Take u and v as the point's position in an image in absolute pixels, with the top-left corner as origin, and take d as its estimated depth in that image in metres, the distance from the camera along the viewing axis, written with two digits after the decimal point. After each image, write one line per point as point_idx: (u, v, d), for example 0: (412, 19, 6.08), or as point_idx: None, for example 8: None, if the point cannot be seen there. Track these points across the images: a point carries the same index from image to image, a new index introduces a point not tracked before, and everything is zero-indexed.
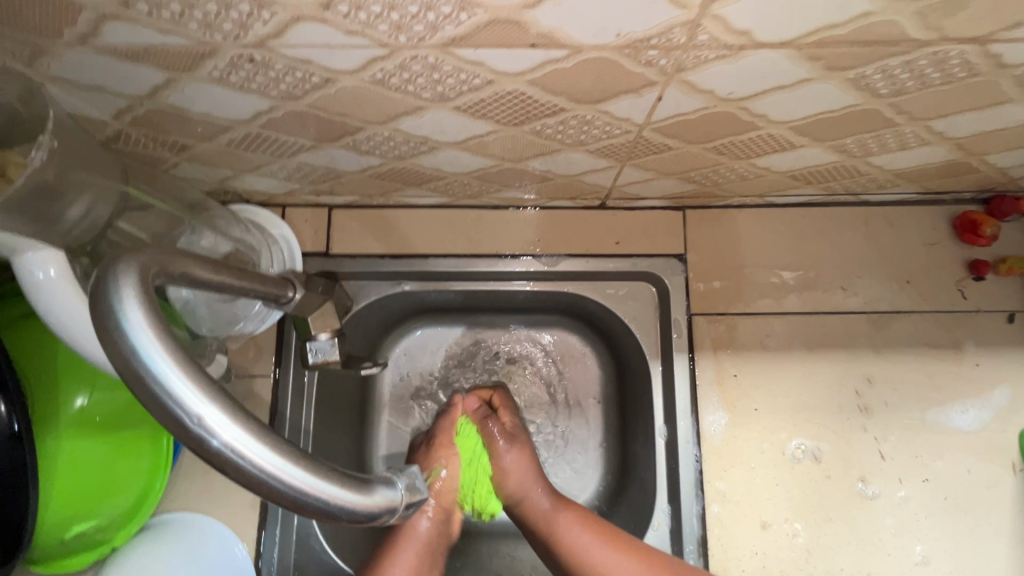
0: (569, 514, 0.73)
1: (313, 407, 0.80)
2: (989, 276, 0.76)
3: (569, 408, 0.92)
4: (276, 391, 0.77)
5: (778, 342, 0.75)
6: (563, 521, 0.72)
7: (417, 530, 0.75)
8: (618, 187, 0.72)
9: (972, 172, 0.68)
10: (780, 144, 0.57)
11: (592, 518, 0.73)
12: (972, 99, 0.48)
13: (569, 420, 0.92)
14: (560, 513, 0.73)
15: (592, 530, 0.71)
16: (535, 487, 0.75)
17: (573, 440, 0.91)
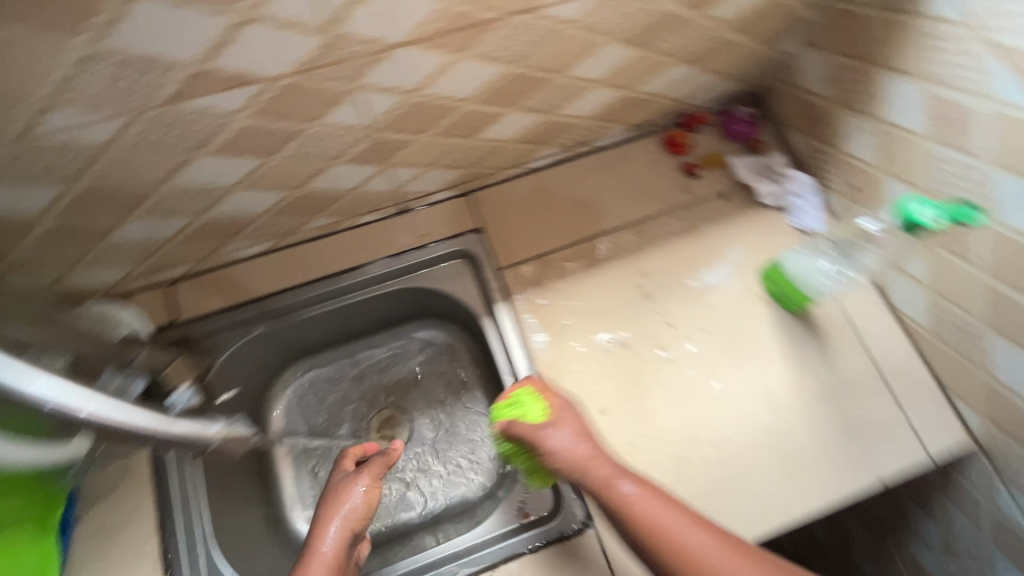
0: (645, 494, 0.64)
1: (207, 464, 0.87)
2: (700, 172, 1.00)
3: (448, 397, 1.05)
4: (157, 469, 0.83)
5: (569, 269, 0.94)
6: (615, 476, 0.66)
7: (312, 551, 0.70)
8: (402, 188, 0.89)
9: (647, 102, 0.92)
10: (483, 117, 0.77)
11: (655, 488, 0.65)
12: (573, 49, 0.70)
13: (451, 404, 1.04)
14: (641, 494, 0.64)
15: (660, 498, 0.63)
16: (614, 475, 0.66)
17: (462, 418, 1.03)
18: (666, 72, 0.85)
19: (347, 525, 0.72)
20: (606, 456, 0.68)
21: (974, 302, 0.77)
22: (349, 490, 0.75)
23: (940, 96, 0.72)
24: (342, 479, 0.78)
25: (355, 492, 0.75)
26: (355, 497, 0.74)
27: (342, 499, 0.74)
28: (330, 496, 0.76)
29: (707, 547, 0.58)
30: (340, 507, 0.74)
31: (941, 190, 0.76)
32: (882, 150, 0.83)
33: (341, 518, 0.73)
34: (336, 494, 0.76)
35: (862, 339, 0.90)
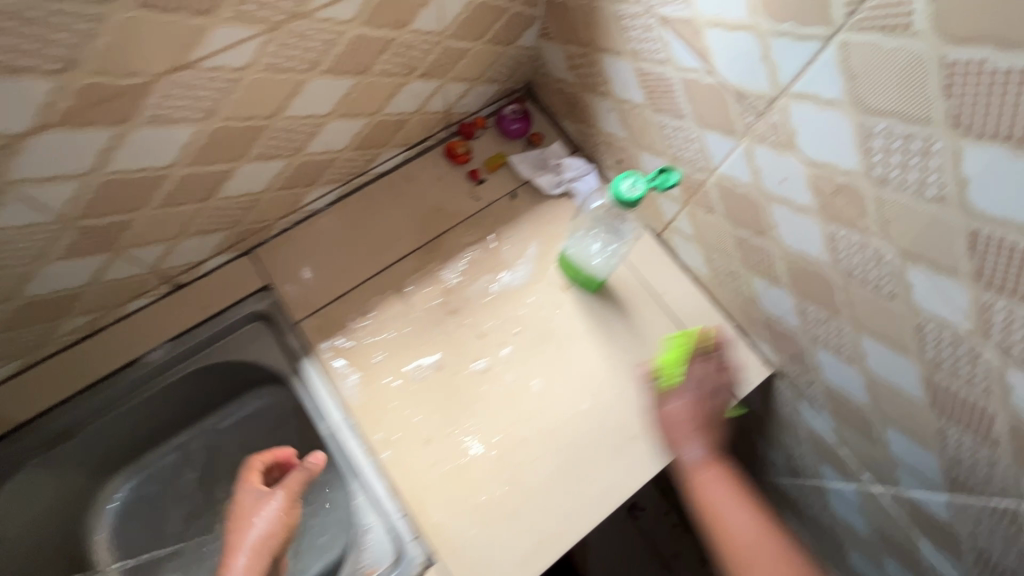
0: (711, 473, 0.70)
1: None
2: (486, 177, 1.00)
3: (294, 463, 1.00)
4: None
5: (370, 306, 0.90)
6: (682, 444, 0.74)
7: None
8: (159, 265, 0.81)
9: (406, 121, 0.91)
10: (210, 177, 0.72)
11: (731, 475, 0.70)
12: (273, 91, 0.67)
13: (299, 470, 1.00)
14: (710, 469, 0.71)
15: (730, 488, 0.69)
16: (681, 443, 0.74)
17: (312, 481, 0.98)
18: (406, 90, 0.84)
19: (261, 550, 0.73)
20: (699, 430, 0.74)
21: (731, 249, 0.82)
22: (266, 513, 0.76)
23: (644, 71, 0.75)
24: (259, 501, 0.78)
25: (271, 512, 0.76)
26: (270, 519, 0.75)
27: (259, 523, 0.75)
28: (245, 521, 0.76)
29: (749, 530, 0.65)
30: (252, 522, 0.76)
31: (676, 155, 0.80)
32: (625, 125, 0.86)
33: (251, 546, 0.73)
34: (251, 515, 0.77)
35: (661, 301, 0.94)
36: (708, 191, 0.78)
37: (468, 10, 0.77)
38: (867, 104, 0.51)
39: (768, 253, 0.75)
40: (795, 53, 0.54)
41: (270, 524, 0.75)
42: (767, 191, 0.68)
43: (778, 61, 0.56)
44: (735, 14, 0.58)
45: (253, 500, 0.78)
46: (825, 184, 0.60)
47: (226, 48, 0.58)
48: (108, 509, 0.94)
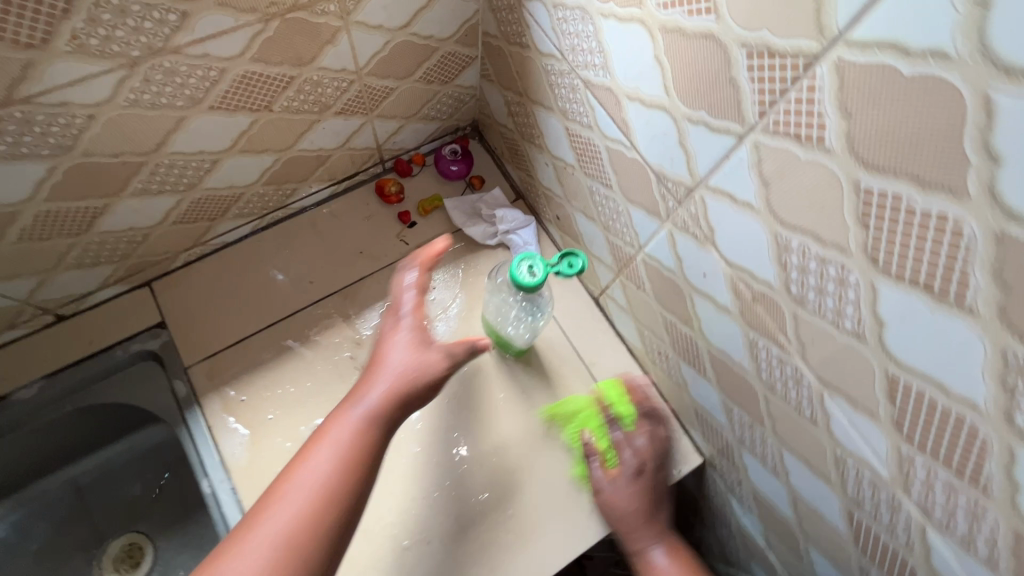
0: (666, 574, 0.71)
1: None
2: (418, 220, 0.93)
3: (187, 508, 0.94)
4: None
5: (272, 354, 0.83)
6: (646, 539, 0.74)
7: (321, 466, 0.57)
8: (33, 297, 0.75)
9: (329, 157, 0.84)
10: (81, 212, 0.66)
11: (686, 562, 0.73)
12: (145, 127, 0.60)
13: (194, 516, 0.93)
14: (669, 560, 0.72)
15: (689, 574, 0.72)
16: (647, 535, 0.74)
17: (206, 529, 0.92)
18: (323, 127, 0.77)
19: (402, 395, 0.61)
20: (652, 522, 0.74)
21: (661, 331, 0.74)
22: (421, 362, 0.62)
23: (574, 132, 0.68)
24: (422, 338, 0.64)
25: (427, 364, 0.62)
26: (422, 365, 0.62)
27: (409, 378, 0.61)
28: (390, 371, 0.62)
29: None
30: (399, 365, 0.62)
31: (608, 224, 0.73)
32: (562, 183, 0.79)
33: (396, 395, 0.61)
34: (394, 352, 0.63)
35: (591, 373, 0.86)
36: (637, 267, 0.71)
37: (388, 49, 0.71)
38: (781, 216, 0.44)
39: (695, 344, 0.68)
40: (710, 144, 0.47)
41: (413, 379, 0.62)
42: (690, 281, 0.61)
43: (694, 150, 0.49)
44: (651, 91, 0.51)
45: (410, 338, 0.64)
46: (744, 289, 0.53)
47: (71, 82, 0.51)
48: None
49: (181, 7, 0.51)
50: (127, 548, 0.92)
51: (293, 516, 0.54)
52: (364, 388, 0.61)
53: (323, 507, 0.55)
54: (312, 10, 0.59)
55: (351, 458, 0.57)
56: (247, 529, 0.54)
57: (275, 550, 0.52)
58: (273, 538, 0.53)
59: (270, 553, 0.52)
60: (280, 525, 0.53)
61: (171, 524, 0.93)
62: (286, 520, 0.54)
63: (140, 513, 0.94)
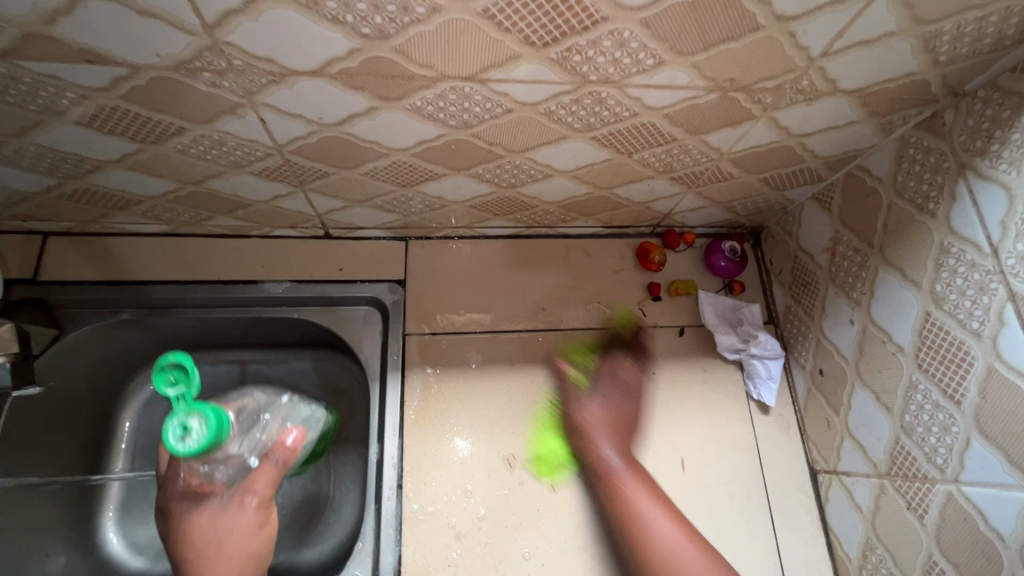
0: (639, 486, 0.70)
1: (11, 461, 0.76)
2: (664, 297, 0.89)
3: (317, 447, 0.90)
4: None
5: (482, 360, 0.82)
6: (599, 441, 0.74)
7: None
8: (324, 215, 0.78)
9: (624, 206, 0.82)
10: (423, 172, 0.67)
11: (660, 492, 0.71)
12: (533, 133, 0.60)
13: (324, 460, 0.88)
14: (631, 475, 0.71)
15: (658, 500, 0.69)
16: (603, 442, 0.74)
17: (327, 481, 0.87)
18: (648, 183, 0.74)
19: (229, 549, 0.57)
20: (615, 433, 0.75)
21: (911, 563, 0.64)
22: (238, 539, 0.58)
23: (935, 322, 0.60)
24: (226, 525, 0.58)
25: (254, 518, 0.60)
26: (247, 530, 0.59)
27: (231, 551, 0.58)
28: (220, 541, 0.58)
29: (664, 532, 0.66)
30: (202, 522, 0.58)
31: (910, 427, 0.63)
32: (859, 348, 0.71)
33: (238, 564, 0.57)
34: (193, 520, 0.58)
35: (776, 545, 0.77)
36: (929, 491, 0.61)
37: (767, 146, 0.66)
38: None
39: None
40: None
41: (232, 536, 0.58)
42: None
43: None
44: None
45: (211, 511, 0.58)
46: None
47: (525, 81, 0.51)
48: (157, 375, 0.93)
49: (664, 57, 0.49)
50: None
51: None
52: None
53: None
54: (752, 96, 0.56)
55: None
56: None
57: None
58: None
59: None
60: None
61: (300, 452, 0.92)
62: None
63: None
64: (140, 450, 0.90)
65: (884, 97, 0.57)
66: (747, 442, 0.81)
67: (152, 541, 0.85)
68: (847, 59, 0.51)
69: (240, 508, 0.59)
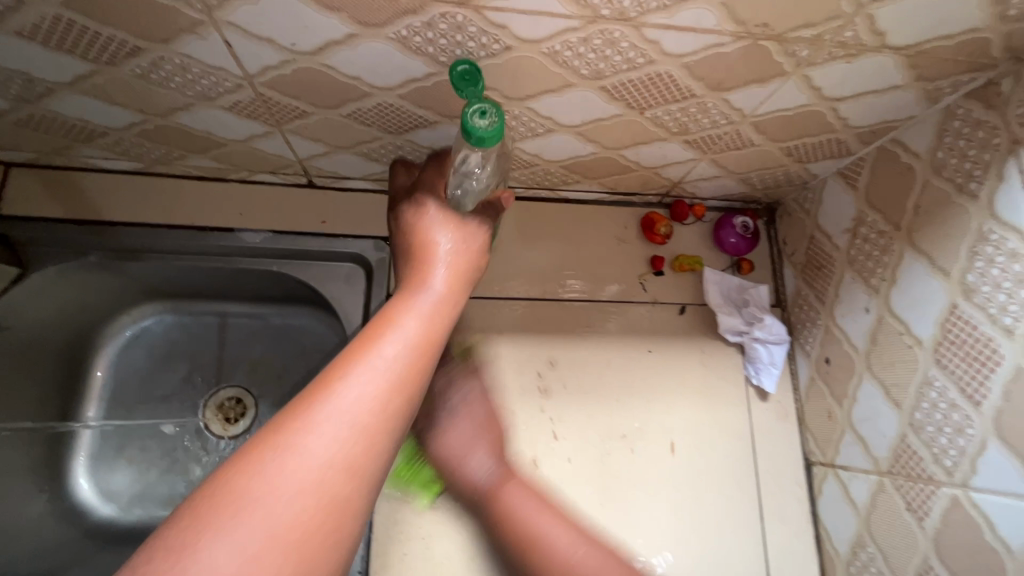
0: (514, 485, 0.65)
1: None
2: (667, 272, 0.83)
3: None
4: None
5: (469, 326, 0.77)
6: (473, 454, 0.67)
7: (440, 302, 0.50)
8: (306, 161, 0.72)
9: (632, 171, 0.75)
10: (413, 118, 0.61)
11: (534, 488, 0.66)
12: (536, 78, 0.53)
13: None
14: (506, 484, 0.65)
15: (535, 499, 0.64)
16: (474, 454, 0.68)
17: None
18: (660, 146, 0.68)
19: (457, 273, 0.54)
20: (496, 442, 0.69)
21: (903, 566, 0.61)
22: (466, 254, 0.55)
23: (963, 316, 0.55)
24: (462, 237, 0.56)
25: (477, 245, 0.57)
26: (474, 251, 0.56)
27: (455, 267, 0.54)
28: (447, 254, 0.54)
29: (561, 545, 0.60)
30: (443, 225, 0.56)
31: (918, 425, 0.59)
32: (872, 339, 0.66)
33: (460, 275, 0.54)
34: (432, 224, 0.57)
35: (761, 535, 0.74)
36: (932, 493, 0.57)
37: (795, 111, 0.59)
38: None
39: None
40: None
41: (459, 262, 0.54)
42: None
43: None
44: None
45: (448, 223, 0.57)
46: None
47: (526, 12, 0.44)
48: (129, 327, 0.89)
49: None
50: (232, 406, 0.90)
51: (406, 352, 0.43)
52: (418, 281, 0.51)
53: (436, 331, 0.46)
54: (785, 46, 0.49)
55: (449, 306, 0.50)
56: (306, 403, 0.38)
57: (346, 434, 0.37)
58: (335, 418, 0.38)
59: (413, 363, 0.43)
60: (381, 381, 0.40)
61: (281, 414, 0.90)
62: (379, 368, 0.41)
63: (262, 379, 0.92)
64: (114, 398, 0.87)
65: (938, 59, 0.51)
66: (741, 428, 0.78)
67: (124, 490, 0.84)
68: (901, 6, 0.44)
69: (472, 226, 0.58)
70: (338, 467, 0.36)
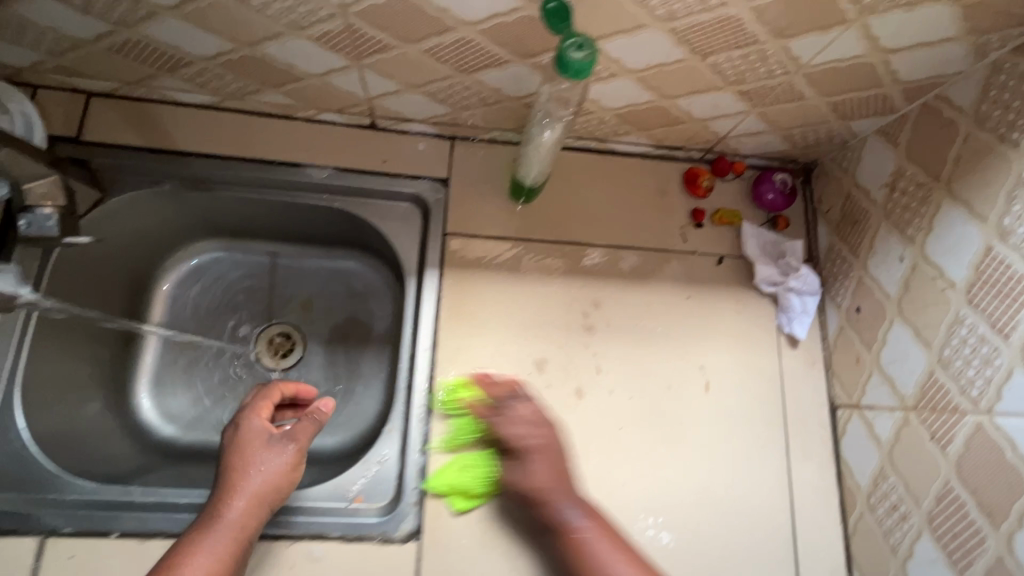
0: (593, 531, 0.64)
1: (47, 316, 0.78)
2: (706, 224, 0.87)
3: (348, 343, 0.95)
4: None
5: (519, 266, 0.82)
6: (560, 498, 0.67)
7: (238, 519, 0.63)
8: (375, 100, 0.76)
9: (683, 123, 0.79)
10: (487, 56, 0.64)
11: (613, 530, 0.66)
12: (613, 18, 0.57)
13: (360, 358, 0.94)
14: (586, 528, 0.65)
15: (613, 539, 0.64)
16: (561, 497, 0.67)
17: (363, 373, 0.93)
18: (714, 96, 0.71)
19: (255, 497, 0.65)
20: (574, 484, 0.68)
21: (923, 492, 0.66)
22: (265, 473, 0.66)
23: (998, 258, 0.59)
24: (270, 456, 0.68)
25: (292, 463, 0.68)
26: (279, 471, 0.67)
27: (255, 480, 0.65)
28: (255, 475, 0.66)
29: None
30: (251, 439, 0.69)
31: (946, 361, 0.64)
32: (904, 286, 0.70)
33: (259, 497, 0.65)
34: (238, 437, 0.69)
35: (788, 470, 0.80)
36: (957, 423, 0.62)
37: (849, 63, 0.63)
38: None
39: (976, 537, 0.60)
40: None
41: (270, 488, 0.66)
42: None
43: None
44: None
45: (260, 441, 0.69)
46: None
47: None
48: (186, 262, 0.94)
49: None
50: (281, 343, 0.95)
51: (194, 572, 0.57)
52: (214, 512, 0.63)
53: (262, 496, 0.65)
54: None
55: (231, 537, 0.61)
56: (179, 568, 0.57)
57: None
58: (218, 538, 0.61)
59: None
60: None
61: (331, 349, 0.95)
62: None
63: (312, 315, 0.97)
64: (172, 326, 0.91)
65: (991, 10, 0.54)
66: (770, 372, 0.83)
67: (184, 412, 0.88)
68: None
69: (263, 442, 0.68)
70: (221, 565, 0.59)
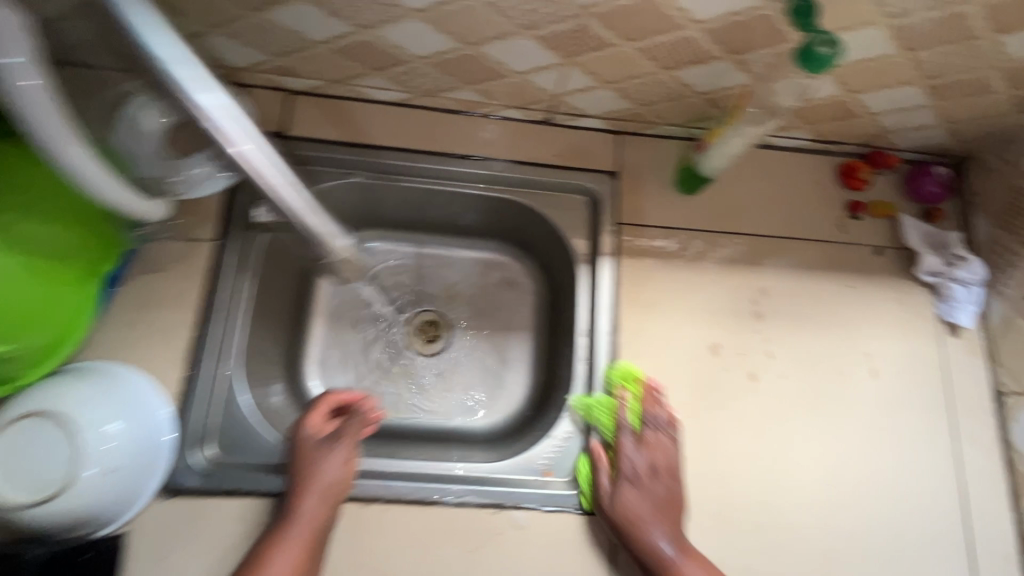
0: None
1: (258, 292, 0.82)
2: (864, 216, 0.90)
3: (496, 329, 0.98)
4: (216, 278, 0.78)
5: (688, 255, 0.86)
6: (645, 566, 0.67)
7: (310, 512, 0.67)
8: (563, 96, 0.80)
9: (855, 118, 0.82)
10: (697, 53, 0.68)
11: None
12: (842, 15, 0.60)
13: (507, 346, 0.97)
14: None
15: None
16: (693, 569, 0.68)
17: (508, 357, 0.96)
18: (900, 91, 0.74)
19: (329, 493, 0.69)
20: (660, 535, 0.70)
21: None
22: (335, 472, 0.71)
23: None
24: (332, 457, 0.72)
25: (345, 459, 0.72)
26: (343, 466, 0.72)
27: (328, 479, 0.70)
28: (328, 475, 0.70)
29: None
30: (311, 444, 0.73)
31: None
32: None
33: (332, 494, 0.69)
34: (308, 444, 0.73)
35: (957, 454, 0.81)
36: None
37: None
38: None
39: None
40: None
41: (337, 485, 0.70)
42: None
43: None
44: None
45: (323, 446, 0.73)
46: None
47: None
48: None
49: None
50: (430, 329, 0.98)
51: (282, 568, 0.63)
52: (289, 509, 0.67)
53: (335, 494, 0.70)
54: None
55: (305, 529, 0.66)
56: None
57: None
58: (297, 528, 0.66)
59: None
60: None
61: (476, 336, 0.98)
62: None
63: (458, 303, 1.00)
64: (331, 312, 0.96)
65: None
66: (935, 360, 0.85)
67: None
68: None
69: (315, 446, 0.72)
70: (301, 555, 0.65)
